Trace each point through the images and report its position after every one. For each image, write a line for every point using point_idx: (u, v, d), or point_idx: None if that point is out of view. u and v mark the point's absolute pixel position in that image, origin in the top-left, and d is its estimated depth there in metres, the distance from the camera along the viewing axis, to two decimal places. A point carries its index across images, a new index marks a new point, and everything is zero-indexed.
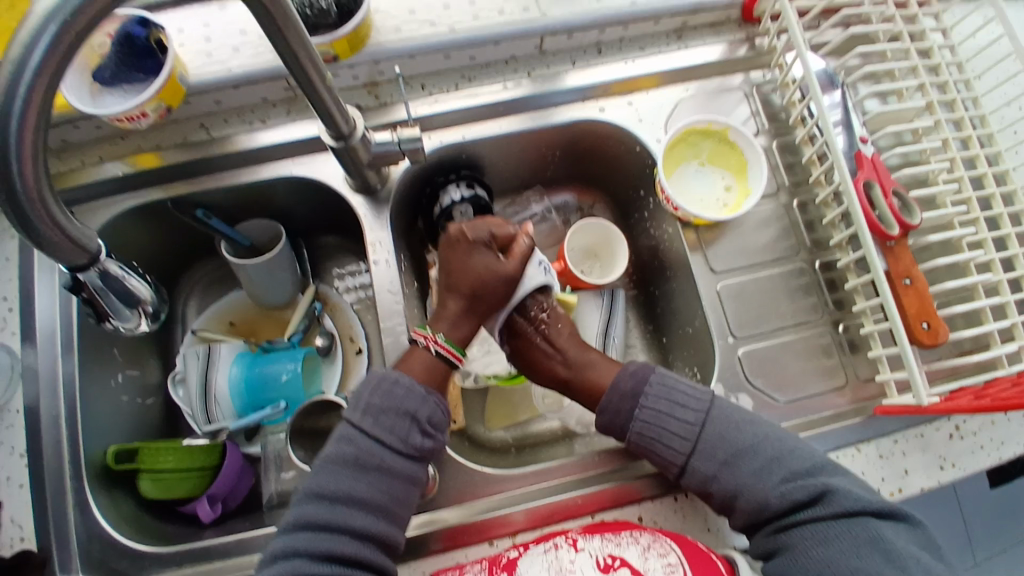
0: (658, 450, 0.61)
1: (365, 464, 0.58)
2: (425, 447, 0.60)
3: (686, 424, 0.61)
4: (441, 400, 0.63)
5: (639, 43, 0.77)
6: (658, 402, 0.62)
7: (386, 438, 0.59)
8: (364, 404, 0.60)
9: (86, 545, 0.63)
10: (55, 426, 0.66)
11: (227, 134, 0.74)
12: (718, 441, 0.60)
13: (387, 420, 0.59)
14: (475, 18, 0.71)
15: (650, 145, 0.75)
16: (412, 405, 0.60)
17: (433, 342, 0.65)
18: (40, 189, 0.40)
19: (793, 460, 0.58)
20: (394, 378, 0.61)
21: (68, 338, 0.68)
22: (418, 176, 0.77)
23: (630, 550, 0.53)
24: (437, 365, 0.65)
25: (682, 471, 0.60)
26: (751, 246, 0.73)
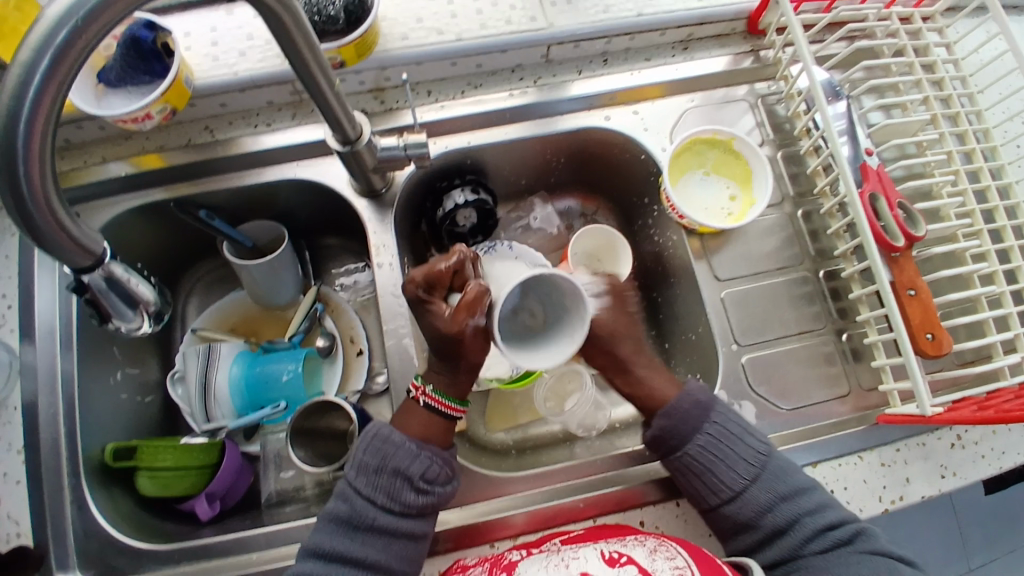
0: (716, 471, 0.61)
1: (359, 525, 0.57)
2: (422, 504, 0.58)
3: (753, 451, 0.61)
4: (434, 454, 0.60)
5: (644, 54, 0.78)
6: (733, 428, 0.62)
7: (378, 497, 0.58)
8: (358, 462, 0.59)
9: (82, 542, 0.63)
10: (53, 423, 0.65)
11: (234, 135, 0.75)
12: (778, 475, 0.60)
13: (379, 477, 0.58)
14: (483, 28, 0.72)
15: (655, 154, 0.75)
16: (401, 462, 0.59)
17: (421, 394, 0.63)
18: (46, 189, 0.39)
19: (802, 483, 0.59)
20: (384, 436, 0.60)
21: (67, 335, 0.68)
22: (423, 180, 0.77)
23: (636, 550, 0.52)
24: (429, 415, 0.63)
25: (732, 500, 0.60)
26: (754, 255, 0.73)
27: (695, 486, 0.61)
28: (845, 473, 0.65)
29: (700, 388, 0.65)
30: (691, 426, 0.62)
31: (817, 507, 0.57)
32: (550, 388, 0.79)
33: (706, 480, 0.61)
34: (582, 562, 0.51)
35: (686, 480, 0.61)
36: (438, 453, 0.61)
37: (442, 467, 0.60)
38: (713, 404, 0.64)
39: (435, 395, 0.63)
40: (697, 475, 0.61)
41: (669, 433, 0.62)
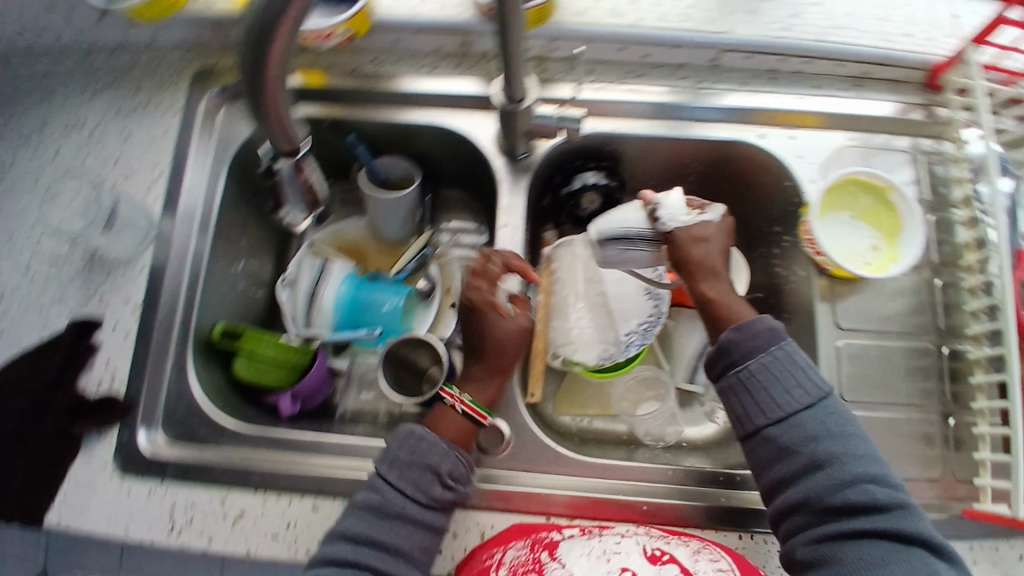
0: (773, 390, 0.61)
1: (391, 514, 0.59)
2: (446, 499, 0.60)
3: (814, 385, 0.61)
4: (463, 458, 0.62)
5: (814, 81, 0.75)
6: (797, 358, 0.62)
7: (410, 489, 0.60)
8: (391, 456, 0.62)
9: (173, 406, 0.67)
10: (177, 291, 0.69)
11: (396, 72, 0.77)
12: (832, 414, 0.60)
13: (411, 472, 0.61)
14: (660, 20, 0.71)
15: (803, 185, 0.71)
16: (434, 458, 0.61)
17: (456, 401, 0.66)
18: (277, 65, 0.43)
19: (868, 462, 0.57)
20: (419, 434, 0.63)
21: (207, 217, 0.72)
22: (560, 156, 0.77)
23: (680, 549, 0.56)
24: (457, 421, 0.65)
25: (781, 421, 0.60)
26: (882, 313, 0.69)
27: (755, 401, 0.61)
28: None
29: (772, 321, 0.65)
30: (756, 344, 0.63)
31: (886, 501, 0.55)
32: (626, 389, 0.80)
33: (758, 398, 0.61)
34: (623, 554, 0.55)
35: (739, 397, 0.62)
36: (465, 456, 0.63)
37: (467, 468, 0.62)
38: (783, 335, 0.64)
39: (472, 404, 0.65)
40: (748, 392, 0.62)
41: (734, 347, 0.64)
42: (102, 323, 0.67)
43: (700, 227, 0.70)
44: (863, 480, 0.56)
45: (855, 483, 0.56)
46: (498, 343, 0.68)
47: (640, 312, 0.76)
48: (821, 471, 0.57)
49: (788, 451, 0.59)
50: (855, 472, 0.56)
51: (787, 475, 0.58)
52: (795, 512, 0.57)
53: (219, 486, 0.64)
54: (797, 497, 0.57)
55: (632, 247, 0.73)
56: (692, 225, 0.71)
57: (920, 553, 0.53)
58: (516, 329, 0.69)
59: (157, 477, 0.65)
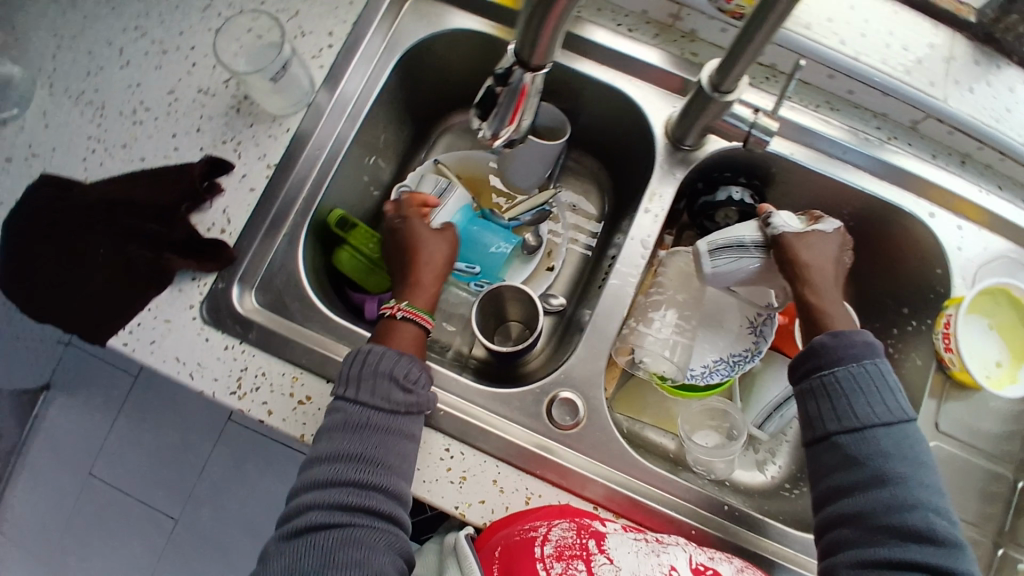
0: (853, 400, 0.58)
1: (356, 426, 0.56)
2: (404, 402, 0.58)
3: (898, 406, 0.58)
4: (413, 358, 0.61)
5: (999, 180, 0.72)
6: (888, 376, 0.59)
7: (370, 399, 0.57)
8: (344, 376, 0.59)
9: (272, 273, 0.67)
10: (311, 164, 0.70)
11: (592, 19, 0.74)
12: (909, 439, 0.56)
13: (366, 385, 0.58)
14: (883, 62, 0.67)
15: (953, 277, 0.69)
16: (386, 364, 0.59)
17: (399, 308, 0.64)
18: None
19: (933, 494, 0.54)
20: (369, 350, 0.60)
21: (356, 111, 0.72)
22: (721, 162, 0.74)
23: (723, 566, 0.55)
24: (408, 328, 0.64)
25: (853, 431, 0.57)
26: (978, 428, 0.68)
27: (831, 407, 0.58)
28: None
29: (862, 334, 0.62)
30: (848, 353, 0.60)
31: (945, 535, 0.51)
32: (691, 414, 0.79)
33: (837, 403, 0.58)
34: (671, 557, 0.54)
35: (815, 402, 0.60)
36: (417, 360, 0.61)
37: (421, 371, 0.61)
38: (877, 351, 0.60)
39: (410, 307, 0.64)
40: (827, 396, 0.59)
41: (825, 352, 0.61)
42: (231, 167, 0.68)
43: (806, 236, 0.65)
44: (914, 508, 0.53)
45: (902, 510, 0.53)
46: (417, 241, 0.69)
47: (737, 344, 0.74)
48: (882, 489, 0.54)
49: (854, 462, 0.56)
50: (908, 498, 0.53)
51: (845, 484, 0.56)
52: (845, 524, 0.54)
53: (295, 363, 0.63)
54: (852, 508, 0.54)
55: (743, 255, 0.67)
56: (801, 234, 0.65)
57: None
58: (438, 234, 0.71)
59: (238, 336, 0.63)
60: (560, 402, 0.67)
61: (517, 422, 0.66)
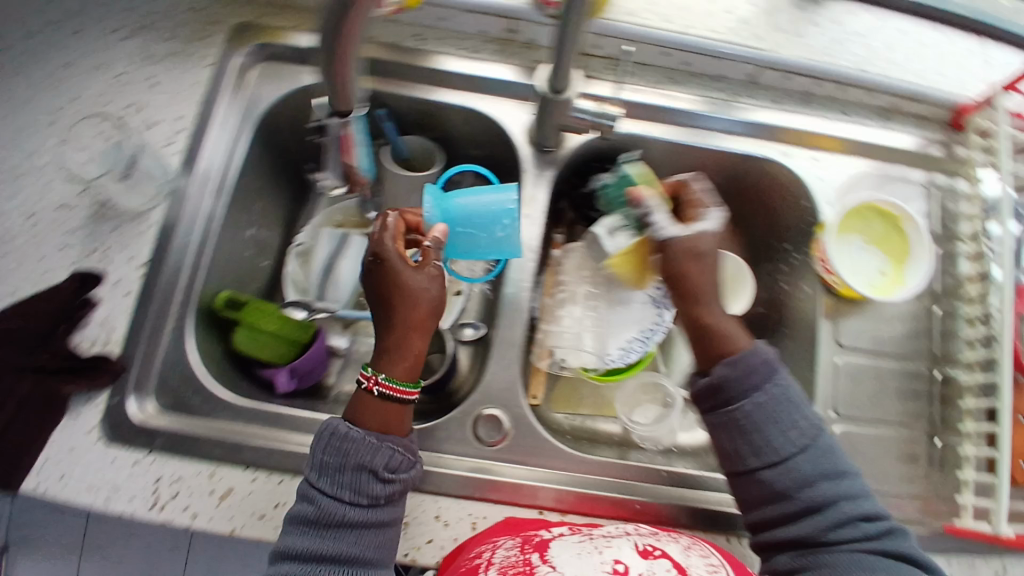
0: (766, 433, 0.59)
1: (327, 524, 0.54)
2: (388, 493, 0.56)
3: (805, 422, 0.60)
4: (396, 444, 0.58)
5: (842, 107, 0.75)
6: (790, 394, 0.60)
7: (345, 494, 0.55)
8: (317, 462, 0.56)
9: (164, 372, 0.66)
10: (183, 252, 0.68)
11: (435, 50, 0.75)
12: (823, 453, 0.59)
13: (342, 475, 0.56)
14: (707, 28, 0.70)
15: (819, 206, 0.73)
16: (363, 455, 0.56)
17: (375, 384, 0.59)
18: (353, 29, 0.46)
19: (860, 499, 0.57)
20: (342, 434, 0.57)
21: (222, 181, 0.71)
22: (588, 152, 0.76)
23: (672, 546, 0.54)
24: (385, 406, 0.60)
25: (776, 464, 0.58)
26: (880, 336, 0.72)
27: (747, 445, 0.59)
28: None
29: (766, 349, 0.63)
30: (753, 381, 0.60)
31: (878, 532, 0.55)
32: (625, 396, 0.82)
33: (752, 439, 0.59)
34: (616, 547, 0.52)
35: (729, 436, 0.60)
36: (399, 443, 0.59)
37: (405, 455, 0.58)
38: (777, 366, 0.62)
39: (388, 383, 0.59)
40: (742, 434, 0.59)
41: (728, 383, 0.60)
42: (103, 277, 0.66)
43: (694, 240, 0.65)
44: (851, 518, 0.56)
45: (840, 522, 0.56)
46: (405, 291, 0.62)
47: (644, 319, 0.76)
48: (818, 513, 0.56)
49: (781, 495, 0.57)
50: (838, 507, 0.56)
51: (779, 514, 0.57)
52: (788, 547, 0.57)
53: (207, 459, 0.62)
54: (788, 536, 0.56)
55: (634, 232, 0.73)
56: (687, 238, 0.65)
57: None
58: (424, 281, 0.63)
59: (143, 447, 0.62)
60: (485, 420, 0.67)
61: (447, 453, 0.65)
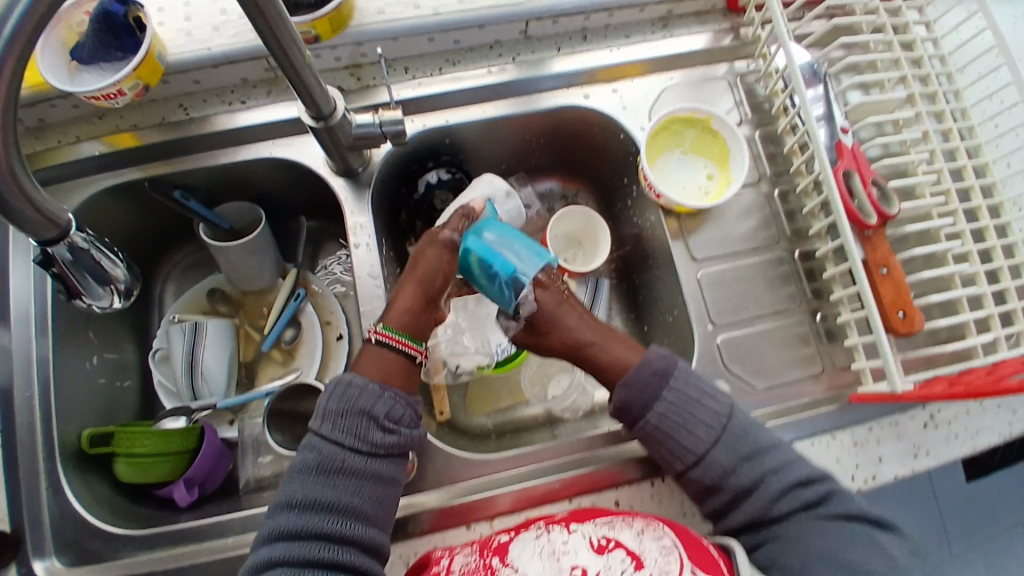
0: (680, 437, 0.59)
1: (330, 470, 0.55)
2: (390, 444, 0.56)
3: (716, 411, 0.60)
4: (397, 395, 0.59)
5: (624, 31, 0.76)
6: (694, 390, 0.61)
7: (347, 440, 0.55)
8: (322, 410, 0.57)
9: (60, 524, 0.63)
10: (28, 406, 0.65)
11: (208, 113, 0.72)
12: (740, 435, 0.59)
13: (346, 422, 0.56)
14: (461, 3, 0.69)
15: (634, 133, 0.74)
16: (367, 403, 0.57)
17: (374, 332, 0.62)
18: (6, 157, 0.40)
19: (787, 469, 0.58)
20: (348, 382, 0.58)
21: (43, 318, 0.67)
22: (400, 160, 0.75)
23: (625, 532, 0.51)
24: (384, 355, 0.62)
25: (696, 463, 0.59)
26: (732, 236, 0.73)
27: (665, 451, 0.60)
28: (819, 452, 0.66)
29: (657, 355, 0.62)
30: (650, 393, 0.61)
31: (816, 496, 0.56)
32: (533, 374, 0.80)
33: (668, 445, 0.59)
34: (572, 554, 0.49)
35: (650, 446, 0.60)
36: (402, 396, 0.59)
37: (407, 408, 0.59)
38: (671, 368, 0.61)
39: (386, 331, 0.62)
40: (659, 444, 0.60)
41: (629, 403, 0.61)
42: None
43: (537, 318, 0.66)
44: (794, 486, 0.57)
45: (789, 492, 0.57)
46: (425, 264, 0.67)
47: None
48: (750, 496, 0.57)
49: (716, 487, 0.58)
50: (783, 487, 0.57)
51: (723, 508, 0.58)
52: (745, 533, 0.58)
53: None
54: (738, 522, 0.58)
55: None
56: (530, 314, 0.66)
57: (863, 529, 0.55)
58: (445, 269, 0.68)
59: None
60: None
61: None
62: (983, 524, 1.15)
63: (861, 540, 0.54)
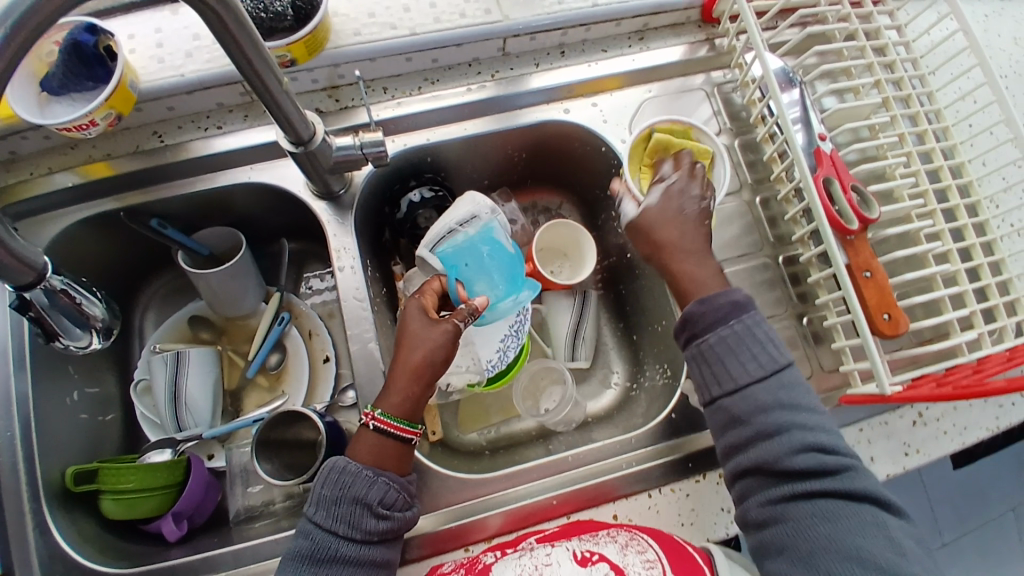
0: (729, 362, 0.59)
1: (322, 559, 0.52)
2: (384, 530, 0.54)
3: (772, 357, 0.59)
4: (391, 479, 0.56)
5: (602, 45, 0.76)
6: (757, 330, 0.59)
7: (340, 528, 0.53)
8: (316, 497, 0.54)
9: (47, 569, 0.60)
10: (10, 447, 0.63)
11: (183, 140, 0.71)
12: (788, 386, 0.58)
13: (339, 509, 0.54)
14: (437, 22, 0.69)
15: (615, 146, 0.74)
16: (360, 490, 0.54)
17: (370, 418, 0.58)
18: None
19: (819, 431, 0.55)
20: (341, 466, 0.55)
21: (21, 355, 0.65)
22: (382, 180, 0.74)
23: (609, 546, 0.50)
24: (382, 440, 0.58)
25: (733, 393, 0.58)
26: (717, 244, 0.74)
27: (710, 372, 0.59)
28: None
29: (728, 295, 0.62)
30: (719, 317, 0.60)
31: None
32: (525, 389, 0.79)
33: (713, 368, 0.59)
34: (555, 566, 0.49)
35: (696, 366, 0.60)
36: (396, 479, 0.57)
37: (400, 492, 0.57)
38: (746, 306, 0.61)
39: (384, 418, 0.58)
40: (707, 363, 0.60)
41: (695, 317, 0.61)
42: None
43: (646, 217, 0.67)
44: None
45: None
46: (414, 335, 0.61)
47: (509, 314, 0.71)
48: (772, 439, 0.55)
49: (738, 421, 0.57)
50: None
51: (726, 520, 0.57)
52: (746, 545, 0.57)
53: None
54: (753, 462, 0.56)
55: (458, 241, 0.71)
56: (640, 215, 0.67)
57: (870, 510, 0.52)
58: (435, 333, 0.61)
59: None
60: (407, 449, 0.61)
61: None
62: (974, 513, 1.17)
63: (868, 527, 0.51)
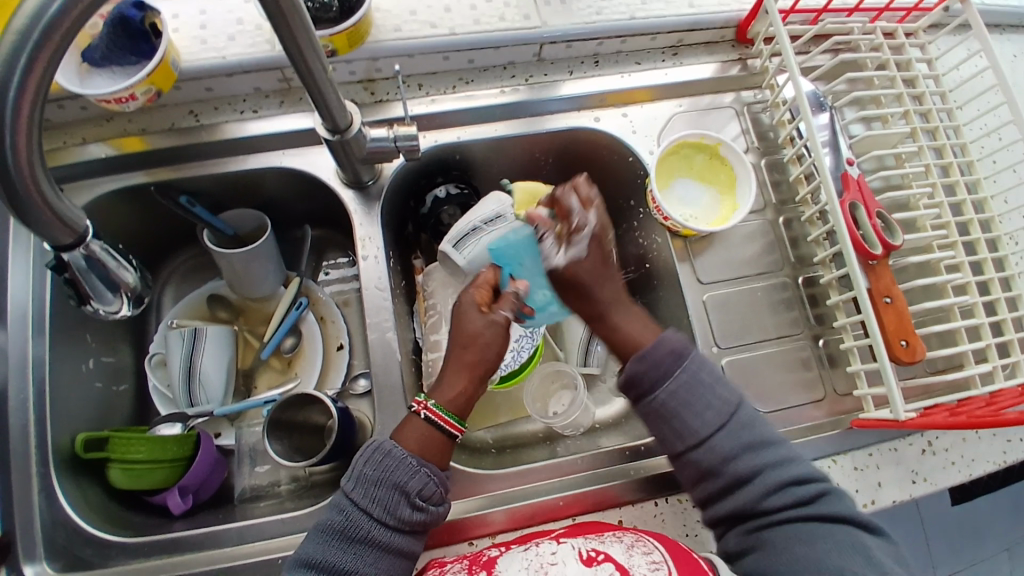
0: (685, 416, 0.59)
1: (353, 538, 0.53)
2: (416, 521, 0.55)
3: (723, 400, 0.60)
4: (432, 471, 0.56)
5: (635, 58, 0.78)
6: (703, 373, 0.60)
7: (375, 509, 0.54)
8: (357, 474, 0.55)
9: (51, 532, 0.61)
10: (23, 409, 0.64)
11: (218, 121, 0.72)
12: (747, 424, 0.59)
13: (377, 490, 0.54)
14: (476, 23, 0.70)
15: (643, 157, 0.75)
16: (401, 477, 0.55)
17: (421, 407, 0.59)
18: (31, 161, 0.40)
19: (788, 465, 0.57)
20: (386, 449, 0.56)
21: (40, 319, 0.66)
22: (409, 175, 0.76)
23: (614, 547, 0.51)
24: (428, 429, 0.59)
25: (698, 445, 0.58)
26: (737, 260, 0.74)
27: (670, 428, 0.59)
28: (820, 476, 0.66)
29: (675, 338, 0.62)
30: (664, 370, 0.60)
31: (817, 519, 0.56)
32: (536, 391, 0.79)
33: (674, 423, 0.59)
34: (561, 565, 0.48)
35: (655, 424, 0.60)
36: (436, 472, 0.57)
37: (439, 485, 0.57)
38: (687, 351, 0.61)
39: (436, 409, 0.59)
40: (665, 420, 0.59)
41: (640, 376, 0.61)
42: None
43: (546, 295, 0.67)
44: None
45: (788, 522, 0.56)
46: (469, 333, 0.62)
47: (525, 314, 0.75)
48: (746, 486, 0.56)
49: (710, 474, 0.58)
50: None
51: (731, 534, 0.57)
52: None
53: None
54: (728, 512, 0.57)
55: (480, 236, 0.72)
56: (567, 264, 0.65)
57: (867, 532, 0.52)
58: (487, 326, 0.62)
59: None
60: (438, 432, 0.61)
61: None
62: (971, 551, 1.16)
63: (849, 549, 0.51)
